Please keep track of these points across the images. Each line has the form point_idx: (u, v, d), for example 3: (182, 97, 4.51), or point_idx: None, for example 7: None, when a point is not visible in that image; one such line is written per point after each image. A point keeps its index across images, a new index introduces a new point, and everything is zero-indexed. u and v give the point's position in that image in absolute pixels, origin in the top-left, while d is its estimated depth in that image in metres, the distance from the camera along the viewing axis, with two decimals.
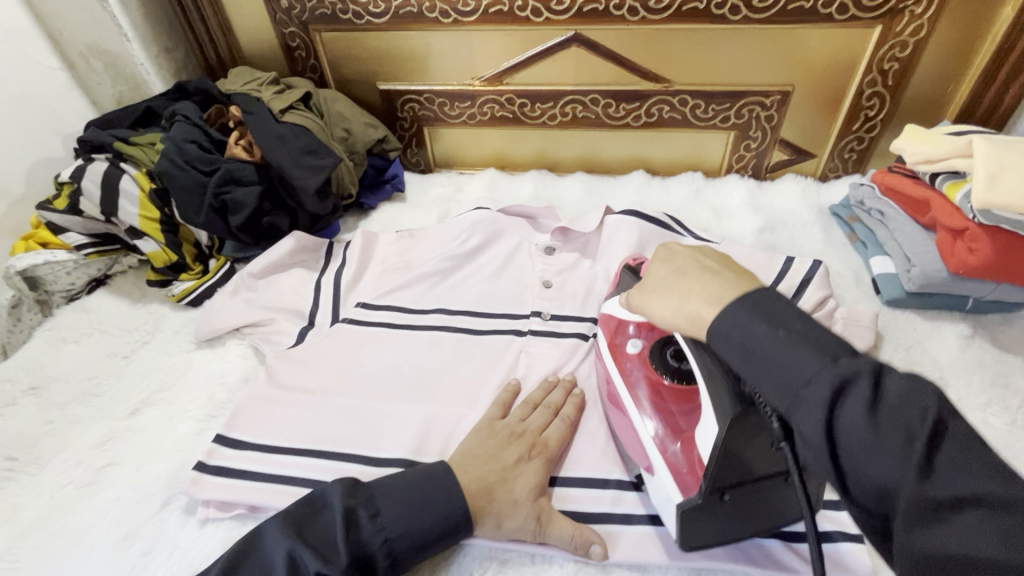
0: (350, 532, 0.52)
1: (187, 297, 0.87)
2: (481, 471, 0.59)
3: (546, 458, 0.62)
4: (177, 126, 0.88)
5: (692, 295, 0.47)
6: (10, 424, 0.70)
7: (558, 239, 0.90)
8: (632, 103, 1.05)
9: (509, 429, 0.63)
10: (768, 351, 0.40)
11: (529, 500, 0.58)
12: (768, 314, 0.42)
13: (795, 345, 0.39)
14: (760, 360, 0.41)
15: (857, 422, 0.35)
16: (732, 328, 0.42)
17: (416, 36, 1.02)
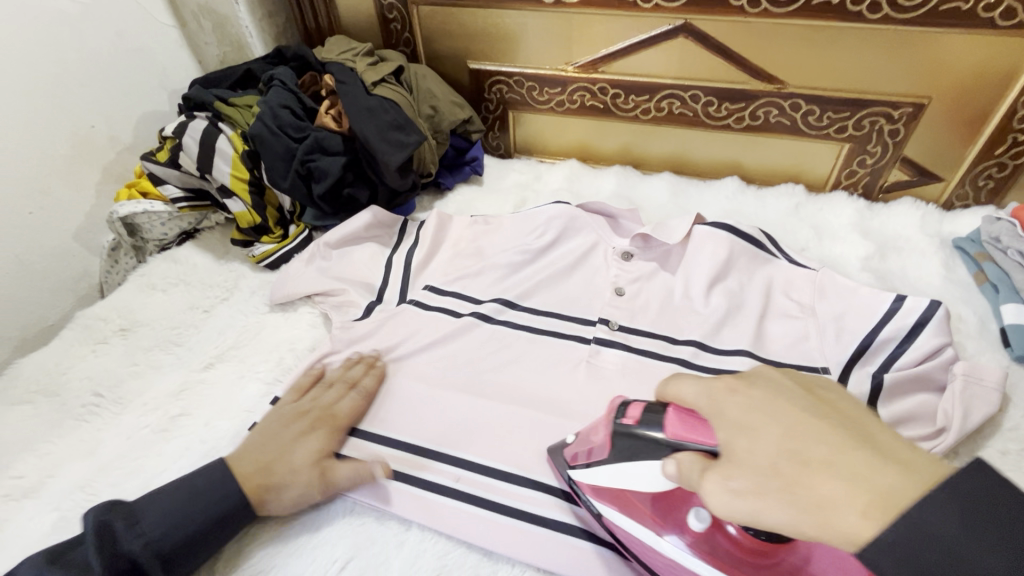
0: (104, 551, 0.50)
1: (266, 260, 0.89)
2: (269, 450, 0.60)
3: (331, 428, 0.63)
4: (274, 91, 0.89)
5: (815, 495, 0.32)
6: (101, 361, 0.74)
7: (638, 244, 0.85)
8: (737, 103, 0.97)
9: (298, 407, 0.65)
10: (968, 560, 0.28)
11: (310, 465, 0.59)
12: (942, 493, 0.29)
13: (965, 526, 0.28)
14: (938, 569, 0.28)
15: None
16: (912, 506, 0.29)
17: (514, 16, 0.98)
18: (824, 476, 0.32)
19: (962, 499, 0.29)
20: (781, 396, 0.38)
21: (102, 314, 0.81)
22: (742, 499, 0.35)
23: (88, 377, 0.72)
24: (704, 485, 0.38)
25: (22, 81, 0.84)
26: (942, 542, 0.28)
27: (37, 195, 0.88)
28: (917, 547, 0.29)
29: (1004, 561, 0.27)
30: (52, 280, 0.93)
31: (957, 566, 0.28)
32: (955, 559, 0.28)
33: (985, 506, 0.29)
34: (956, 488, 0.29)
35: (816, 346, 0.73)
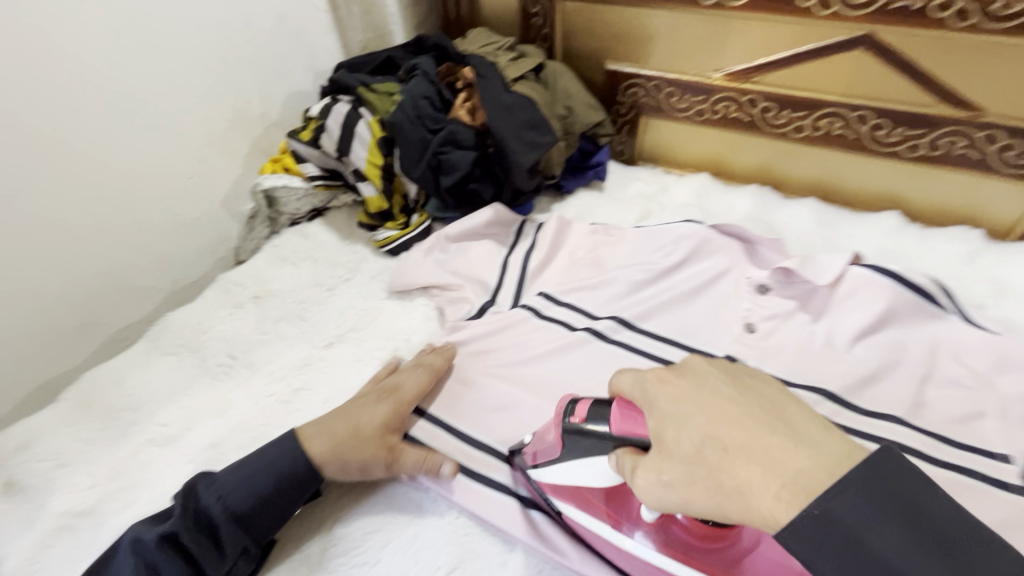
0: (184, 506, 0.54)
1: (389, 246, 0.91)
2: (344, 422, 0.60)
3: (394, 399, 0.63)
4: (416, 80, 0.90)
5: (736, 480, 0.37)
6: (237, 325, 0.80)
7: (777, 278, 0.75)
8: (914, 129, 0.85)
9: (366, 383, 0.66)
10: (884, 557, 0.32)
11: (377, 436, 0.59)
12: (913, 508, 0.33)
13: (866, 514, 0.33)
14: (853, 557, 0.33)
15: None
16: (870, 475, 0.33)
17: (666, 17, 0.92)
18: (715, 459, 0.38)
19: (909, 509, 0.33)
20: (711, 390, 0.42)
21: (240, 280, 0.86)
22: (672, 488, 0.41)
23: (224, 338, 0.78)
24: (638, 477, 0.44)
25: (197, 54, 0.91)
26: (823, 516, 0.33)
27: (197, 161, 0.96)
28: (821, 532, 0.33)
29: (928, 559, 0.31)
30: (199, 241, 1.01)
31: (872, 562, 0.32)
32: (886, 565, 0.32)
33: (899, 487, 0.33)
34: (884, 483, 0.33)
35: (992, 427, 0.62)
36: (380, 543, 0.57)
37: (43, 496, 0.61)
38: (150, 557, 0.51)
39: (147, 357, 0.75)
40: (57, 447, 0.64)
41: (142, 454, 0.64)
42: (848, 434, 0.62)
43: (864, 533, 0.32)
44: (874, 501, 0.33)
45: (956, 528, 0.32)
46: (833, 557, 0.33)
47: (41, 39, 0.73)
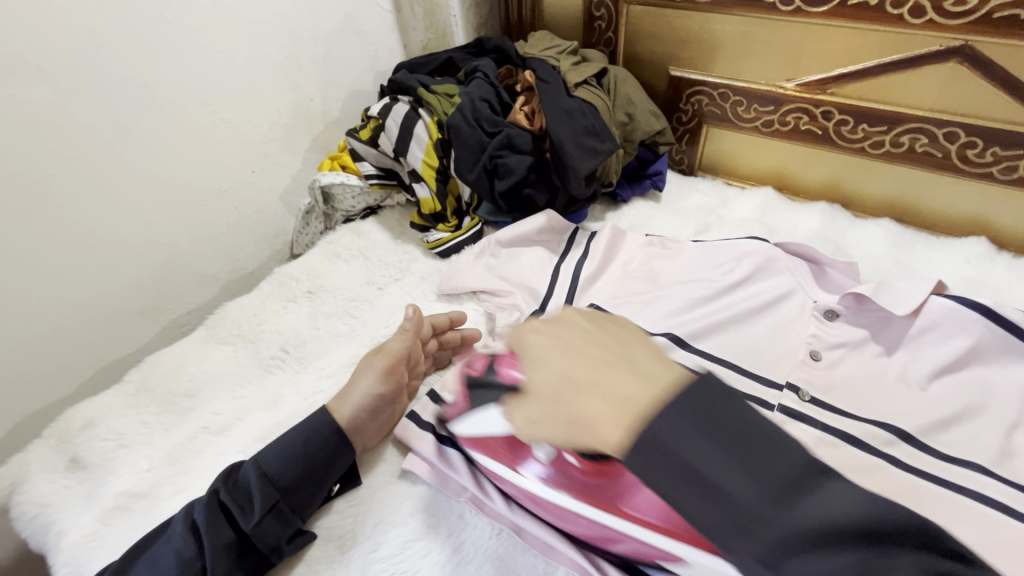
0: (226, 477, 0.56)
1: (439, 248, 0.91)
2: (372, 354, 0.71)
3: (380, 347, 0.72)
4: (475, 83, 0.90)
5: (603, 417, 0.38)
6: (290, 318, 0.81)
7: (848, 304, 0.71)
8: (1012, 149, 0.78)
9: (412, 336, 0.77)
10: (704, 473, 0.33)
11: (368, 362, 0.67)
12: (739, 434, 0.34)
13: (702, 436, 0.33)
14: (678, 474, 0.33)
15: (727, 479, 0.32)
16: (675, 415, 0.34)
17: (738, 22, 0.88)
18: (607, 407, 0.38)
19: (741, 441, 0.33)
20: (566, 336, 0.45)
21: (295, 275, 0.88)
22: (533, 426, 0.43)
23: (278, 331, 0.79)
24: (514, 419, 0.46)
25: (265, 52, 0.93)
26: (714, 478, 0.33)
27: (260, 156, 0.99)
28: (662, 460, 0.34)
29: (715, 459, 0.33)
30: (257, 233, 1.04)
31: (688, 476, 0.33)
32: (696, 475, 0.33)
33: (701, 412, 0.34)
34: (708, 403, 0.34)
35: None
36: (419, 552, 0.55)
37: (105, 474, 0.63)
38: (196, 516, 0.52)
39: (204, 345, 0.77)
40: (119, 428, 0.67)
41: (197, 441, 0.66)
42: (925, 480, 0.57)
43: (660, 440, 0.34)
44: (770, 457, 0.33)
45: (789, 457, 0.33)
46: (693, 499, 0.33)
47: (126, 36, 0.77)
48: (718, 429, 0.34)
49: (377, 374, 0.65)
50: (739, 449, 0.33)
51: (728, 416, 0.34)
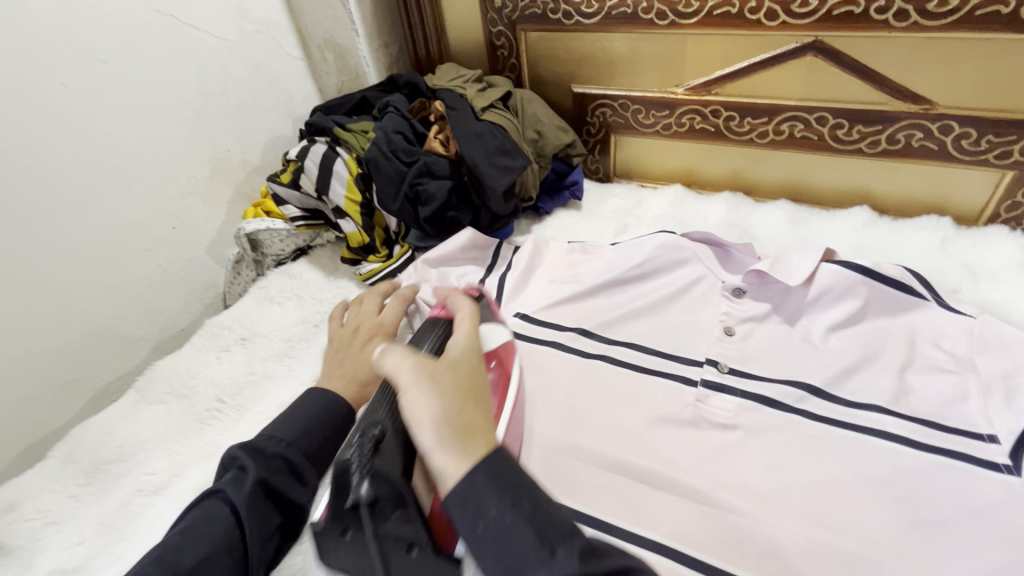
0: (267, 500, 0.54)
1: (372, 278, 0.92)
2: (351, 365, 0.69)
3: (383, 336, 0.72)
4: (388, 117, 0.93)
5: (473, 418, 0.44)
6: (224, 368, 0.80)
7: (751, 281, 0.76)
8: (872, 126, 0.87)
9: (350, 327, 0.76)
10: (500, 516, 0.39)
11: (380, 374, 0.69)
12: (513, 488, 0.41)
13: (522, 521, 0.39)
14: (486, 491, 0.40)
15: (506, 517, 0.39)
16: (467, 490, 0.41)
17: (623, 39, 0.96)
18: (470, 404, 0.45)
19: (522, 496, 0.40)
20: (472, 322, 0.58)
21: (227, 324, 0.87)
22: (401, 359, 0.48)
23: (213, 383, 0.78)
24: (394, 355, 0.48)
25: (176, 110, 0.94)
26: (489, 522, 0.39)
27: (181, 211, 0.98)
28: (469, 497, 0.40)
29: (508, 523, 0.39)
30: (186, 289, 1.02)
31: (512, 483, 0.41)
32: (510, 489, 0.41)
33: (514, 484, 0.41)
34: (532, 530, 0.39)
35: (978, 407, 0.61)
36: None
37: (31, 557, 0.60)
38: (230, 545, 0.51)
39: (136, 408, 0.75)
40: (45, 505, 0.64)
41: (131, 506, 0.63)
42: (834, 427, 0.62)
43: (494, 497, 0.40)
44: (488, 496, 0.40)
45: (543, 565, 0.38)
46: (489, 504, 0.40)
47: (22, 108, 0.76)
48: (542, 526, 0.39)
49: None
50: (532, 525, 0.39)
51: (526, 499, 0.40)
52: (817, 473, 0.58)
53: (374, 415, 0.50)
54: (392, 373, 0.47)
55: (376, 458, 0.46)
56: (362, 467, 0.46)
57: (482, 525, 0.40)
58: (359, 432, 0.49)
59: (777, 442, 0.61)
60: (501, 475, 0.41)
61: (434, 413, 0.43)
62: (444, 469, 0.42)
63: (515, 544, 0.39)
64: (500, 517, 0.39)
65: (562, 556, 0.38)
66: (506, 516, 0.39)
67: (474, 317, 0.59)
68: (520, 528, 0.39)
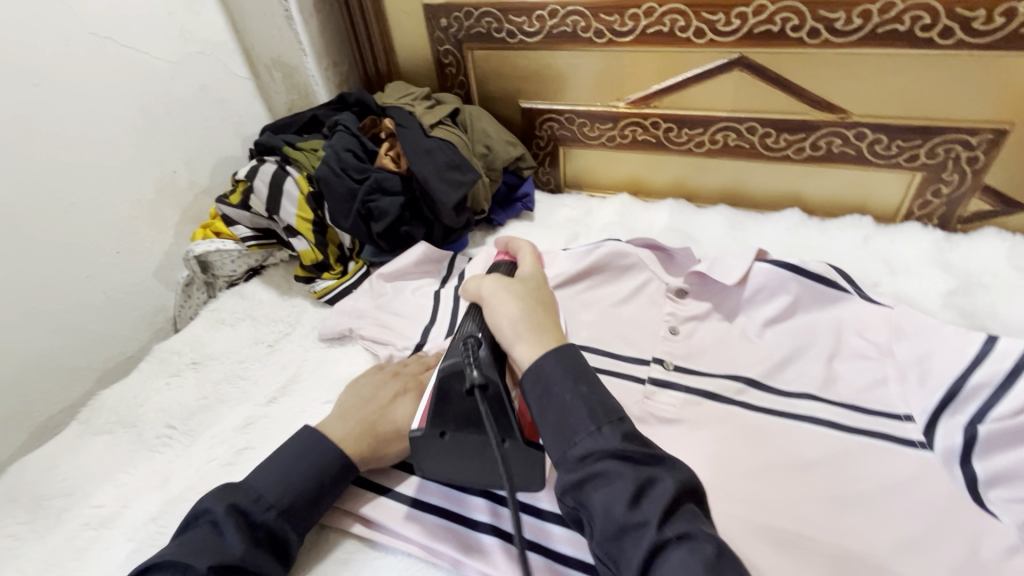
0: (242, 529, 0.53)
1: (327, 295, 0.92)
2: (360, 417, 0.65)
3: (418, 391, 0.69)
4: (338, 135, 0.94)
5: (542, 331, 0.55)
6: (174, 393, 0.79)
7: (693, 282, 0.80)
8: (797, 134, 0.94)
9: (386, 374, 0.72)
10: (571, 394, 0.50)
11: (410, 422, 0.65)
12: (577, 375, 0.51)
13: (584, 399, 0.49)
14: (561, 377, 0.51)
15: (582, 397, 0.49)
16: (541, 370, 0.52)
17: (565, 56, 1.00)
18: (540, 312, 0.58)
19: (584, 381, 0.51)
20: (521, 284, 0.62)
21: (176, 348, 0.85)
22: (489, 284, 0.62)
23: (163, 409, 0.76)
24: (484, 283, 0.63)
25: (118, 133, 0.92)
26: (554, 393, 0.50)
27: (125, 235, 0.96)
28: (545, 385, 0.51)
29: (578, 397, 0.49)
30: (133, 314, 1.00)
31: (582, 373, 0.51)
32: (574, 379, 0.51)
33: (582, 378, 0.51)
34: (592, 400, 0.49)
35: (896, 391, 0.66)
36: None
37: None
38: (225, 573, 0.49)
39: (80, 440, 0.73)
40: None
41: (77, 540, 0.61)
42: (769, 416, 0.66)
43: (558, 382, 0.50)
44: (560, 373, 0.51)
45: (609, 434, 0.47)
46: (564, 387, 0.50)
47: None
48: (607, 407, 0.49)
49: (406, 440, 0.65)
50: (597, 408, 0.49)
51: (592, 383, 0.51)
52: (755, 460, 0.62)
53: (464, 328, 0.60)
54: (477, 289, 0.63)
55: (479, 345, 0.57)
56: (475, 355, 0.56)
57: (551, 395, 0.50)
58: (457, 343, 0.58)
59: (719, 433, 0.65)
60: (566, 372, 0.51)
61: (514, 315, 0.57)
62: (519, 357, 0.54)
63: (585, 413, 0.49)
64: (574, 402, 0.49)
65: (607, 432, 0.48)
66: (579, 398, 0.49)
67: (533, 250, 0.73)
68: (589, 408, 0.49)
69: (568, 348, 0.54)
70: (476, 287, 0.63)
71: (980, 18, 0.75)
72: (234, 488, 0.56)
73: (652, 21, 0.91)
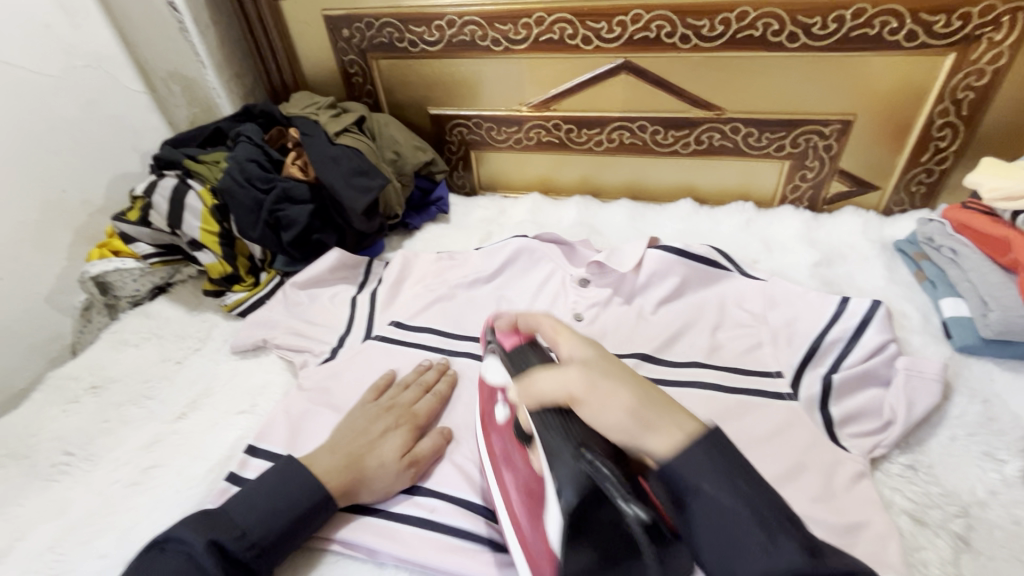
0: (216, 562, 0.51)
1: (239, 307, 0.91)
2: (347, 449, 0.62)
3: (413, 426, 0.66)
4: (241, 146, 0.94)
5: (666, 421, 0.41)
6: (72, 420, 0.75)
7: (593, 271, 0.86)
8: (682, 130, 1.03)
9: (380, 407, 0.68)
10: (731, 509, 0.36)
11: (399, 458, 0.62)
12: (732, 469, 0.37)
13: (744, 501, 0.36)
14: (731, 469, 0.37)
15: (725, 493, 0.36)
16: (686, 464, 0.38)
17: (468, 64, 1.05)
18: (652, 388, 0.44)
19: (738, 471, 0.37)
20: (600, 367, 0.47)
21: (74, 374, 0.82)
22: (560, 373, 0.47)
23: (59, 436, 0.73)
24: (535, 381, 0.49)
25: None
26: (705, 499, 0.36)
27: (10, 262, 0.91)
28: (698, 470, 0.37)
29: (734, 498, 0.36)
30: (25, 345, 0.94)
31: (737, 464, 0.38)
32: (735, 512, 0.36)
33: (722, 461, 0.38)
34: (755, 498, 0.36)
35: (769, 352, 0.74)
36: None
37: None
38: None
39: None
40: None
41: None
42: (661, 385, 0.72)
43: (701, 484, 0.37)
44: (706, 467, 0.37)
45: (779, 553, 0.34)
46: (734, 479, 0.37)
47: None
48: (766, 514, 0.36)
49: (397, 476, 0.61)
50: (752, 513, 0.36)
51: (744, 479, 0.37)
52: None
53: (555, 443, 0.44)
54: (561, 387, 0.46)
55: (591, 449, 0.43)
56: (601, 471, 0.41)
57: (697, 500, 0.36)
58: (563, 458, 0.43)
59: None
60: (717, 508, 0.36)
61: (630, 403, 0.42)
62: (653, 452, 0.39)
63: (736, 537, 0.35)
64: (716, 498, 0.36)
65: (785, 544, 0.35)
66: (727, 498, 0.36)
67: (562, 323, 0.55)
68: (756, 518, 0.36)
69: (697, 427, 0.40)
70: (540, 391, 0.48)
71: (818, 24, 0.87)
72: (212, 517, 0.54)
73: (543, 29, 0.97)
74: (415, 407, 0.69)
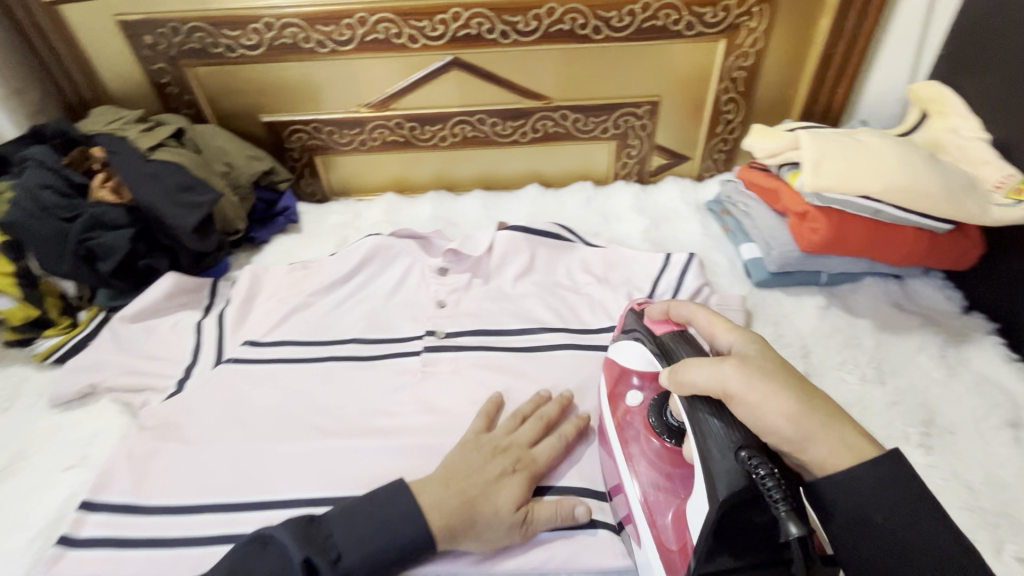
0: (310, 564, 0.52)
1: (52, 356, 0.80)
2: (461, 486, 0.59)
3: (530, 472, 0.62)
4: (29, 171, 0.82)
5: (844, 438, 0.44)
6: None
7: (450, 259, 0.88)
8: (518, 120, 1.10)
9: (494, 444, 0.64)
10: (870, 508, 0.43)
11: (513, 513, 0.58)
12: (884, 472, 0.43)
13: (884, 497, 0.42)
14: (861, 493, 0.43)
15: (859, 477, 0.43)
16: (859, 480, 0.43)
17: (296, 67, 1.02)
18: (815, 396, 0.46)
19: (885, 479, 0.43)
20: (753, 367, 0.47)
21: None
22: (719, 370, 0.47)
23: None
24: (682, 376, 0.50)
25: None
26: (854, 523, 0.43)
27: None
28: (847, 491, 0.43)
29: (875, 496, 0.43)
30: None
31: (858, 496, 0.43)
32: (866, 516, 0.43)
33: (881, 478, 0.43)
34: (876, 487, 0.43)
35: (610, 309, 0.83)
36: None
37: None
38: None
39: None
40: None
41: None
42: (518, 353, 0.78)
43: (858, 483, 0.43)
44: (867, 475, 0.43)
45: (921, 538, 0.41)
46: (880, 491, 0.43)
47: None
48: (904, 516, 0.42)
49: (513, 532, 0.58)
50: (890, 510, 0.42)
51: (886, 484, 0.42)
52: (507, 391, 0.73)
53: (715, 432, 0.46)
54: (715, 381, 0.47)
55: (746, 449, 0.44)
56: (761, 475, 0.41)
57: (836, 498, 0.44)
58: (715, 450, 0.46)
59: (482, 380, 0.74)
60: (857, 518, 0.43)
61: (790, 410, 0.45)
62: (816, 460, 0.44)
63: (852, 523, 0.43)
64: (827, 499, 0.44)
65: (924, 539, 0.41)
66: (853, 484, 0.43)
67: (717, 315, 0.56)
68: (863, 528, 0.43)
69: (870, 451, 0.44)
70: (693, 386, 0.49)
71: (615, 18, 0.98)
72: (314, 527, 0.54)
73: (367, 29, 0.97)
74: (534, 447, 0.65)
